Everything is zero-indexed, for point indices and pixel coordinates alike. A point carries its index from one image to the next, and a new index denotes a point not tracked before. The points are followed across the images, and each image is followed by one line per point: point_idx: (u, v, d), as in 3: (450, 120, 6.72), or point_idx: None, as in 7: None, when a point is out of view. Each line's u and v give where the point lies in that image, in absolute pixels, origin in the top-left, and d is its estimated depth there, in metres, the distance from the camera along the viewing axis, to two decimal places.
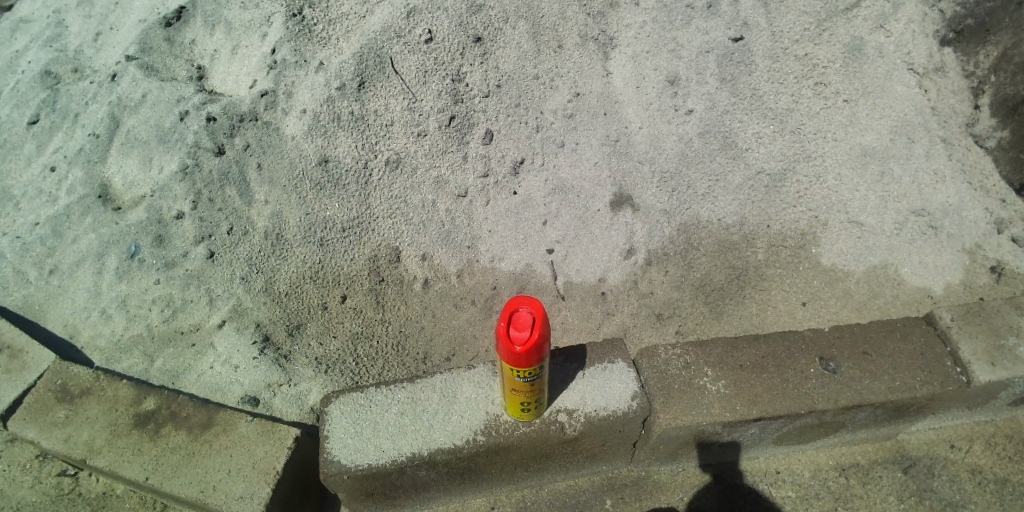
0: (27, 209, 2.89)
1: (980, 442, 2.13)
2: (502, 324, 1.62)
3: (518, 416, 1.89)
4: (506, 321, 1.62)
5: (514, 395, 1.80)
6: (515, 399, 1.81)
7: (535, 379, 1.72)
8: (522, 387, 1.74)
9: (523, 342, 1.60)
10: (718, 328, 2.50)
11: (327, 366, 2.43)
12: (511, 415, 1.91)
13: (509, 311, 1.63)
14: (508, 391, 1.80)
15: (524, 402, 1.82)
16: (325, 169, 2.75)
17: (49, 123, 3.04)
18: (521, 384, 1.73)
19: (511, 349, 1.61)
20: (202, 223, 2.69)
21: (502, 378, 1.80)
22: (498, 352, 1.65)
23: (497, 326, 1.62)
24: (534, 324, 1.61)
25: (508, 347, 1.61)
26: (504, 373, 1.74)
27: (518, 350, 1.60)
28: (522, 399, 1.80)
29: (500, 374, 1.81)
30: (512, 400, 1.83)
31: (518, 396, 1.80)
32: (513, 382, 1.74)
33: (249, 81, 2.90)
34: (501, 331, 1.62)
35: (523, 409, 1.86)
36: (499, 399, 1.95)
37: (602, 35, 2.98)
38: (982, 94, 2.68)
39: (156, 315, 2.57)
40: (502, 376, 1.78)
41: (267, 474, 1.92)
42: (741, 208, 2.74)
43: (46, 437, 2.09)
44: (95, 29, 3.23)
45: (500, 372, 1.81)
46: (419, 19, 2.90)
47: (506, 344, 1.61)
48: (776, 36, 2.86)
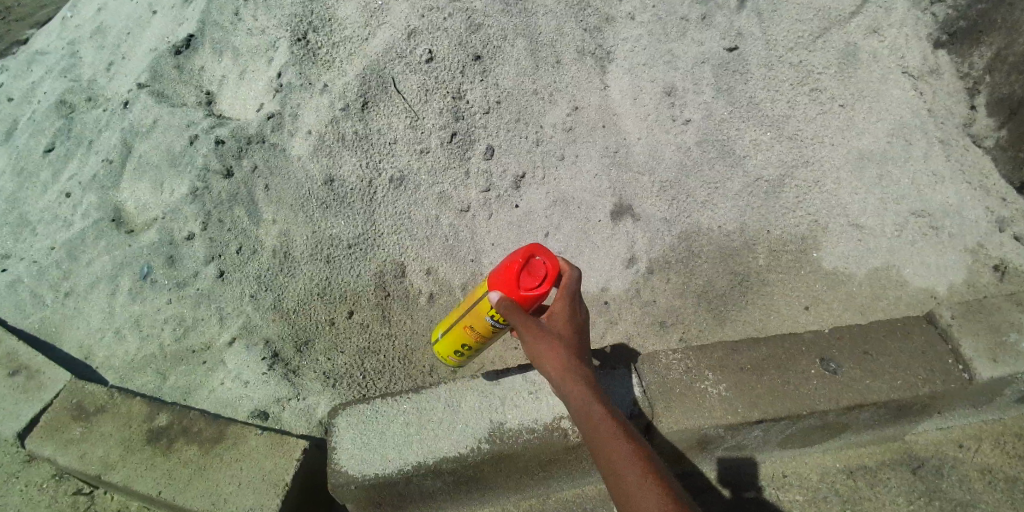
0: (43, 234, 2.97)
1: (989, 441, 2.12)
2: (517, 263, 1.66)
3: (441, 357, 2.01)
4: (522, 260, 1.66)
5: (459, 333, 1.89)
6: (457, 339, 1.91)
7: (495, 330, 1.80)
8: (474, 328, 1.83)
9: (528, 289, 1.65)
10: (721, 333, 2.52)
11: (335, 379, 2.48)
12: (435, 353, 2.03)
13: (529, 254, 1.66)
14: (457, 327, 1.89)
15: (461, 347, 1.93)
16: (331, 188, 2.82)
17: (64, 150, 3.13)
18: (478, 327, 1.81)
19: (510, 290, 1.66)
20: (212, 243, 2.75)
21: (459, 314, 1.87)
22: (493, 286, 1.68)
23: (513, 259, 1.66)
24: (548, 277, 1.66)
25: (511, 286, 1.65)
26: (472, 308, 1.80)
27: (516, 294, 1.65)
28: (462, 342, 1.90)
29: (458, 310, 1.88)
30: (452, 339, 1.93)
31: (461, 337, 1.89)
32: (471, 320, 1.81)
33: (256, 105, 2.99)
34: (510, 267, 1.67)
35: (453, 353, 1.97)
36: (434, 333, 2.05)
37: (599, 49, 3.06)
38: (977, 94, 2.72)
39: (169, 334, 2.62)
40: (462, 311, 1.84)
41: (277, 485, 1.95)
42: (741, 214, 2.75)
43: (63, 454, 2.15)
44: (107, 59, 3.35)
45: (459, 308, 1.88)
46: (420, 40, 3.02)
47: (512, 280, 1.65)
48: (771, 45, 2.95)
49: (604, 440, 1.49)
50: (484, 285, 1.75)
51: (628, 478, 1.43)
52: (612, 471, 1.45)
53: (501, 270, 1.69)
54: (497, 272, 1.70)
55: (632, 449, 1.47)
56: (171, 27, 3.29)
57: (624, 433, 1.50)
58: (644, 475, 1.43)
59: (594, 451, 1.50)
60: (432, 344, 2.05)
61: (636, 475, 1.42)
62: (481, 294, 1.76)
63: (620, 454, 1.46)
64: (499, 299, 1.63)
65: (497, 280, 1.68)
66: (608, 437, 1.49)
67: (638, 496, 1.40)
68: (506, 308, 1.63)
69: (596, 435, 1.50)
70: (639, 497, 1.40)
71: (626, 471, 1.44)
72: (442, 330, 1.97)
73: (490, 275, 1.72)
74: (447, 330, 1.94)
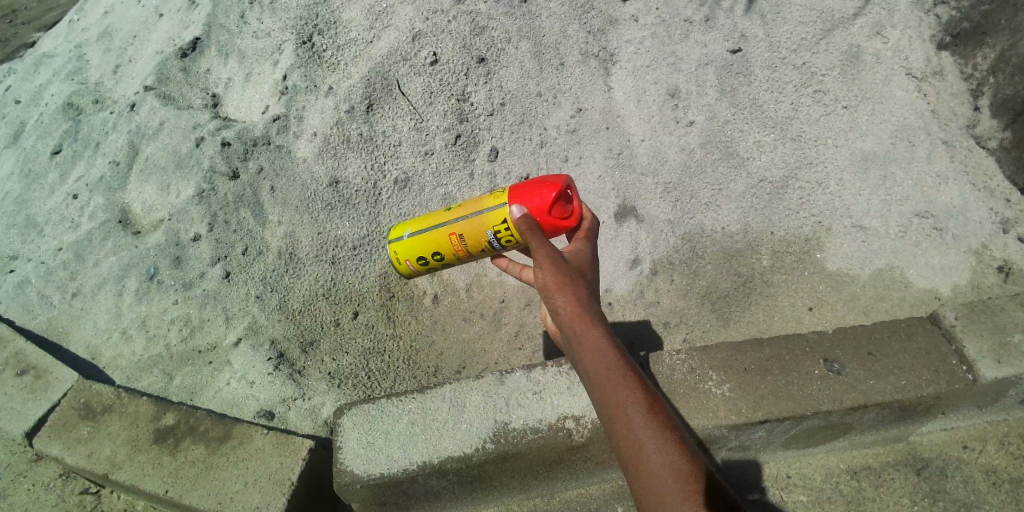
0: (51, 235, 2.99)
1: (993, 442, 2.11)
2: (553, 192, 1.71)
3: (401, 257, 2.04)
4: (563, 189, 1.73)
5: (442, 236, 1.92)
6: (435, 243, 1.95)
7: (484, 247, 1.88)
8: (463, 238, 1.88)
9: (555, 220, 1.72)
10: (725, 334, 2.53)
11: (340, 380, 2.49)
12: (396, 249, 2.05)
13: (569, 187, 1.74)
14: (443, 230, 1.91)
15: (432, 253, 1.98)
16: (336, 190, 2.84)
17: (71, 152, 3.16)
18: (470, 238, 1.86)
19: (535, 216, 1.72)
20: (218, 244, 2.77)
21: (451, 218, 1.90)
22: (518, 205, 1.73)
23: (557, 183, 1.72)
24: (575, 214, 1.74)
25: (538, 211, 1.71)
26: (474, 218, 1.83)
27: (540, 220, 1.72)
28: (439, 248, 1.95)
29: (452, 215, 1.91)
30: (429, 241, 1.96)
31: (441, 242, 1.93)
32: (464, 230, 1.86)
33: (262, 107, 3.02)
34: (543, 193, 1.72)
35: (420, 258, 2.02)
36: (402, 227, 2.06)
37: (603, 51, 3.07)
38: (981, 95, 2.71)
39: (175, 334, 2.64)
40: (458, 218, 1.88)
41: (282, 484, 1.96)
42: (745, 215, 2.75)
43: (71, 453, 2.17)
44: (114, 61, 3.37)
45: (453, 213, 1.91)
46: (424, 42, 3.04)
47: (551, 203, 1.71)
48: (774, 47, 2.96)
49: (618, 387, 1.37)
50: (502, 200, 1.79)
51: (642, 432, 1.32)
52: (623, 422, 1.35)
53: (532, 191, 1.73)
54: (525, 191, 1.75)
55: (649, 400, 1.36)
56: (177, 30, 3.32)
57: (640, 382, 1.39)
58: (661, 429, 1.33)
59: (604, 399, 1.38)
60: (395, 238, 2.06)
61: (652, 429, 1.32)
62: (493, 207, 1.80)
63: (635, 405, 1.35)
64: (523, 218, 1.52)
65: (532, 198, 1.72)
66: (623, 383, 1.38)
67: (651, 452, 1.31)
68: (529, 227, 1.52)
69: (609, 381, 1.39)
70: (652, 454, 1.30)
71: (640, 423, 1.33)
72: (418, 230, 1.99)
73: (515, 193, 1.77)
74: (427, 232, 1.96)
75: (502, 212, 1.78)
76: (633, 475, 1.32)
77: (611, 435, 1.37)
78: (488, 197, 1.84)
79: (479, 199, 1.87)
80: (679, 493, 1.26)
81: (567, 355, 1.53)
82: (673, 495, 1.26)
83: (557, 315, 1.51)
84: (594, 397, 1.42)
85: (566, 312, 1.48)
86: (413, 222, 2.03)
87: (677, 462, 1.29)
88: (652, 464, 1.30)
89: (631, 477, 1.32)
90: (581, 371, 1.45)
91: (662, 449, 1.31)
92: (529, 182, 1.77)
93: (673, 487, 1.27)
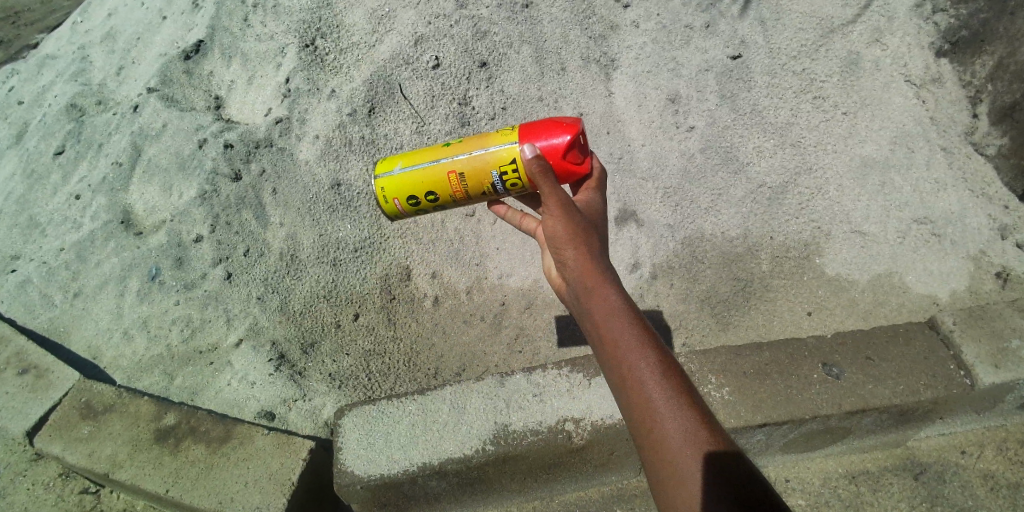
0: (53, 235, 3.00)
1: (991, 447, 2.12)
2: (571, 134, 1.73)
3: (388, 196, 1.91)
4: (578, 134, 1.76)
5: (439, 174, 1.85)
6: (431, 181, 1.86)
7: (485, 189, 1.84)
8: (464, 177, 1.83)
9: (568, 163, 1.74)
10: (724, 339, 2.54)
11: (340, 381, 2.49)
12: (382, 186, 1.92)
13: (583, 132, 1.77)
14: (441, 168, 1.84)
15: (426, 193, 1.88)
16: (337, 192, 2.85)
17: (74, 153, 3.17)
18: (473, 177, 1.82)
19: (549, 158, 1.74)
20: (220, 245, 2.78)
21: (451, 156, 1.84)
22: (533, 144, 1.73)
23: (574, 126, 1.74)
24: (586, 160, 1.77)
25: (553, 153, 1.73)
26: (481, 155, 1.79)
27: (553, 162, 1.74)
28: (434, 187, 1.87)
29: (451, 151, 1.85)
30: (423, 179, 1.87)
31: (438, 180, 1.85)
32: (468, 168, 1.82)
33: (264, 109, 3.03)
34: (559, 133, 1.74)
35: (409, 197, 1.91)
36: (387, 162, 1.93)
37: (604, 56, 3.09)
38: (979, 102, 2.73)
39: (176, 335, 2.65)
40: (461, 155, 1.82)
41: (283, 485, 1.97)
42: (744, 220, 2.76)
43: (71, 452, 2.17)
44: (118, 63, 3.39)
45: (453, 150, 1.85)
46: (426, 47, 3.07)
47: (567, 144, 1.72)
48: (774, 54, 2.99)
49: (632, 349, 1.38)
50: (512, 138, 1.78)
51: (656, 394, 1.33)
52: (637, 384, 1.35)
53: (547, 131, 1.74)
54: (538, 131, 1.75)
55: (663, 362, 1.36)
56: (181, 32, 3.33)
57: (653, 344, 1.39)
58: (676, 392, 1.33)
59: (617, 361, 1.39)
60: (380, 173, 1.92)
61: (667, 392, 1.33)
62: (504, 145, 1.78)
63: (649, 368, 1.35)
64: (535, 161, 1.61)
65: (546, 139, 1.74)
66: (637, 344, 1.38)
67: (666, 415, 1.31)
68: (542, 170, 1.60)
69: (622, 343, 1.39)
70: (667, 418, 1.31)
71: (654, 385, 1.34)
72: (410, 165, 1.88)
73: (528, 131, 1.76)
74: (421, 168, 1.87)
75: (514, 150, 1.76)
76: (645, 438, 1.33)
77: (622, 397, 1.38)
78: (494, 135, 1.82)
79: (484, 136, 1.83)
80: (694, 456, 1.27)
81: (572, 307, 1.55)
82: (686, 458, 1.27)
83: (566, 268, 1.55)
84: (605, 358, 1.42)
85: (578, 267, 1.51)
86: (402, 157, 1.92)
87: (691, 425, 1.30)
88: (668, 428, 1.30)
89: (644, 440, 1.33)
90: (593, 332, 1.46)
91: (677, 412, 1.31)
92: (541, 122, 1.77)
93: (686, 449, 1.28)
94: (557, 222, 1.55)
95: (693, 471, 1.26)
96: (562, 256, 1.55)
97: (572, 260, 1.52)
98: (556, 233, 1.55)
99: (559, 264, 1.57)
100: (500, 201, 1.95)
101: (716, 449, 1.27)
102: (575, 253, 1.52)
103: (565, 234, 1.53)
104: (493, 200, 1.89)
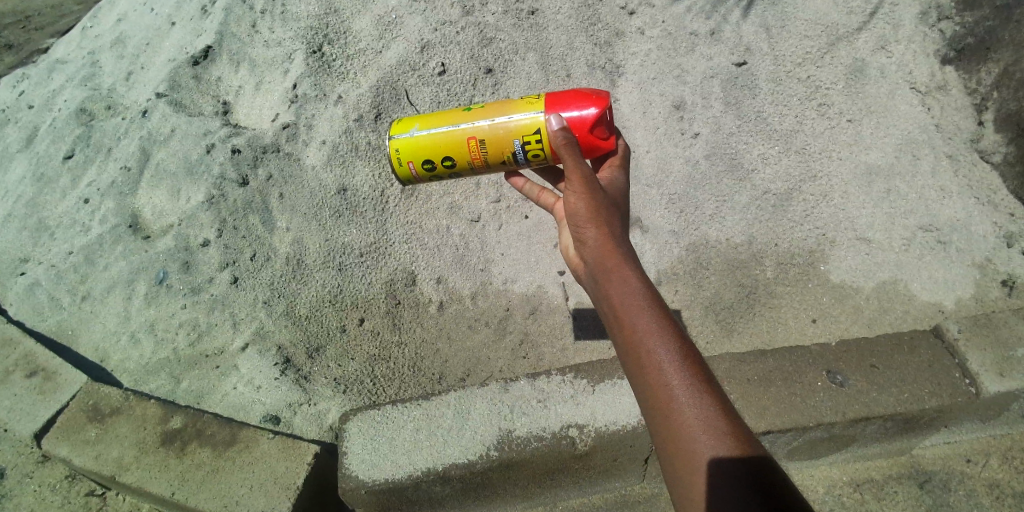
0: (62, 239, 3.03)
1: (996, 456, 2.11)
2: (599, 107, 1.75)
3: (403, 158, 1.92)
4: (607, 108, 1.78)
5: (457, 139, 1.87)
6: (448, 146, 1.88)
7: (505, 158, 1.87)
8: (484, 144, 1.85)
9: (593, 137, 1.77)
10: (728, 345, 2.53)
11: (345, 386, 2.50)
12: (396, 147, 1.92)
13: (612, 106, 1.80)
14: (460, 132, 1.86)
15: (442, 157, 1.90)
16: (344, 198, 2.87)
17: (84, 157, 3.20)
18: (492, 145, 1.84)
19: (575, 130, 1.76)
20: (226, 250, 2.80)
21: (472, 121, 1.85)
22: (559, 115, 1.75)
23: (605, 98, 1.76)
24: (612, 135, 1.79)
25: (580, 124, 1.76)
26: (504, 123, 1.81)
27: (578, 135, 1.77)
28: (451, 152, 1.88)
29: (471, 117, 1.86)
30: (442, 143, 1.88)
31: (457, 145, 1.87)
32: (489, 135, 1.84)
33: (271, 115, 3.05)
34: (586, 106, 1.76)
35: (425, 161, 1.92)
36: (403, 123, 1.94)
37: (609, 63, 3.10)
38: (985, 110, 2.73)
39: (182, 339, 2.66)
40: (482, 121, 1.84)
41: (288, 489, 1.98)
42: (749, 227, 2.76)
43: (78, 454, 2.19)
44: (127, 68, 3.42)
45: (474, 115, 1.87)
46: (433, 53, 3.10)
47: (596, 117, 1.75)
48: (778, 61, 3.00)
49: (650, 333, 1.36)
50: (538, 108, 1.80)
51: (672, 379, 1.31)
52: (653, 368, 1.34)
53: (574, 101, 1.77)
54: (565, 101, 1.77)
55: (681, 347, 1.35)
56: (189, 38, 3.36)
57: (673, 329, 1.37)
58: (693, 378, 1.31)
59: (633, 344, 1.37)
60: (396, 134, 1.92)
61: (684, 378, 1.31)
62: (528, 114, 1.80)
63: (667, 353, 1.33)
64: (561, 132, 1.64)
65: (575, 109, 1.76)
66: (656, 328, 1.36)
67: (682, 401, 1.30)
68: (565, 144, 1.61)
69: (639, 326, 1.38)
70: (685, 405, 1.29)
71: (671, 370, 1.32)
72: (428, 127, 1.89)
73: (554, 101, 1.78)
74: (439, 132, 1.88)
75: (538, 120, 1.78)
76: (658, 422, 1.32)
77: (637, 381, 1.37)
78: (518, 103, 1.84)
79: (506, 103, 1.85)
80: (706, 444, 1.25)
81: (591, 291, 1.56)
82: (699, 444, 1.25)
83: (586, 248, 1.56)
84: (621, 340, 1.41)
85: (598, 247, 1.52)
86: (419, 119, 1.92)
87: (706, 412, 1.28)
88: (682, 414, 1.29)
89: (657, 425, 1.32)
90: (610, 313, 1.45)
91: (693, 398, 1.29)
92: (569, 93, 1.79)
93: (699, 436, 1.26)
94: (579, 200, 1.56)
95: (704, 459, 1.24)
96: (583, 235, 1.56)
97: (593, 239, 1.54)
98: (577, 212, 1.57)
99: (579, 243, 1.59)
100: (517, 173, 1.98)
101: (729, 438, 1.25)
102: (595, 232, 1.54)
103: (586, 212, 1.55)
104: (512, 170, 1.91)
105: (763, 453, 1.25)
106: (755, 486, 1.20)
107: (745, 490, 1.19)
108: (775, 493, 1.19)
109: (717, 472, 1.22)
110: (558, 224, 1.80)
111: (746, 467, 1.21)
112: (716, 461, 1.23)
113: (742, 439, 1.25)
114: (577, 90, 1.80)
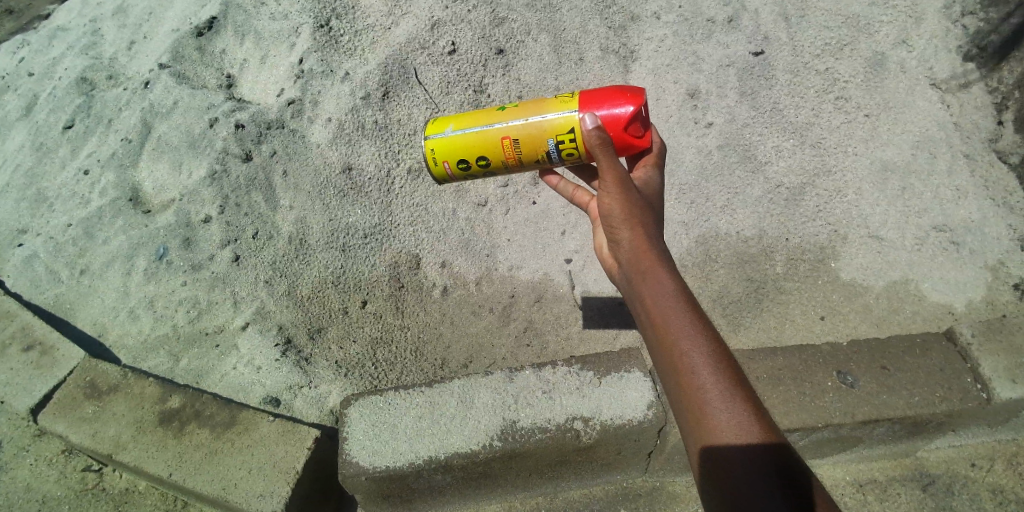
0: (61, 210, 2.98)
1: (1001, 461, 2.09)
2: (634, 105, 1.68)
3: (437, 158, 1.87)
4: (641, 110, 1.70)
5: (491, 139, 1.82)
6: (481, 146, 1.83)
7: (539, 156, 1.82)
8: (518, 143, 1.80)
9: (628, 136, 1.70)
10: (735, 340, 2.46)
11: (346, 369, 2.44)
12: (430, 147, 1.88)
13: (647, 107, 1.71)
14: (494, 132, 1.81)
15: (476, 157, 1.85)
16: (348, 177, 2.82)
17: (84, 127, 3.14)
18: (526, 144, 1.79)
19: (609, 128, 1.70)
20: (228, 227, 2.74)
21: (505, 120, 1.80)
22: (593, 113, 1.69)
23: (637, 100, 1.68)
24: (647, 132, 1.73)
25: (614, 123, 1.69)
26: (537, 122, 1.76)
27: (612, 133, 1.70)
28: (485, 152, 1.84)
29: (505, 116, 1.81)
30: (475, 142, 1.83)
31: (490, 145, 1.82)
32: (522, 134, 1.78)
33: (276, 90, 2.98)
34: (621, 103, 1.69)
35: (459, 161, 1.87)
36: (438, 123, 1.89)
37: (623, 48, 3.03)
38: (1005, 109, 2.70)
39: (182, 316, 2.62)
40: (516, 120, 1.79)
41: (287, 473, 1.95)
42: (760, 220, 2.71)
43: (74, 431, 2.16)
44: (129, 37, 3.35)
45: (507, 114, 1.81)
46: (444, 31, 3.03)
47: (627, 118, 1.68)
48: (797, 51, 2.94)
49: (684, 335, 1.32)
50: (572, 106, 1.74)
51: (705, 381, 1.28)
52: (685, 371, 1.30)
53: (608, 99, 1.70)
54: (600, 99, 1.71)
55: (715, 351, 1.31)
56: (193, 8, 3.28)
57: (707, 331, 1.34)
58: (726, 381, 1.28)
59: (666, 345, 1.34)
60: (431, 134, 1.88)
61: (718, 380, 1.28)
62: (562, 113, 1.74)
63: (699, 355, 1.30)
64: (595, 130, 1.57)
65: (604, 108, 1.70)
66: (691, 332, 1.32)
67: (714, 406, 1.26)
68: (599, 141, 1.56)
69: (673, 328, 1.34)
70: (717, 407, 1.26)
71: (704, 372, 1.29)
72: (462, 128, 1.85)
73: (588, 99, 1.72)
74: (473, 131, 1.83)
75: (572, 119, 1.73)
76: (690, 425, 1.30)
77: (671, 384, 1.34)
78: (552, 101, 1.77)
79: (540, 102, 1.79)
80: (737, 447, 1.22)
81: (625, 290, 1.53)
82: (729, 445, 1.22)
83: (620, 249, 1.53)
84: (654, 342, 1.38)
85: (632, 247, 1.49)
86: (453, 119, 1.87)
87: (738, 414, 1.25)
88: (714, 417, 1.25)
89: (688, 425, 1.30)
90: (643, 314, 1.42)
91: (726, 401, 1.26)
92: (603, 91, 1.73)
93: (730, 439, 1.23)
94: (614, 200, 1.53)
95: (736, 458, 1.21)
96: (617, 236, 1.54)
97: (627, 241, 1.51)
98: (611, 213, 1.54)
99: (613, 244, 1.56)
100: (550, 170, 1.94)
101: (761, 440, 1.22)
102: (630, 233, 1.51)
103: (621, 213, 1.51)
104: (546, 169, 1.87)
105: (796, 456, 1.22)
106: (787, 491, 1.17)
107: (775, 496, 1.17)
108: (809, 500, 1.17)
109: (747, 472, 1.19)
110: (592, 223, 1.76)
111: (777, 467, 1.19)
112: (745, 461, 1.21)
113: (774, 442, 1.22)
114: (612, 87, 1.73)
